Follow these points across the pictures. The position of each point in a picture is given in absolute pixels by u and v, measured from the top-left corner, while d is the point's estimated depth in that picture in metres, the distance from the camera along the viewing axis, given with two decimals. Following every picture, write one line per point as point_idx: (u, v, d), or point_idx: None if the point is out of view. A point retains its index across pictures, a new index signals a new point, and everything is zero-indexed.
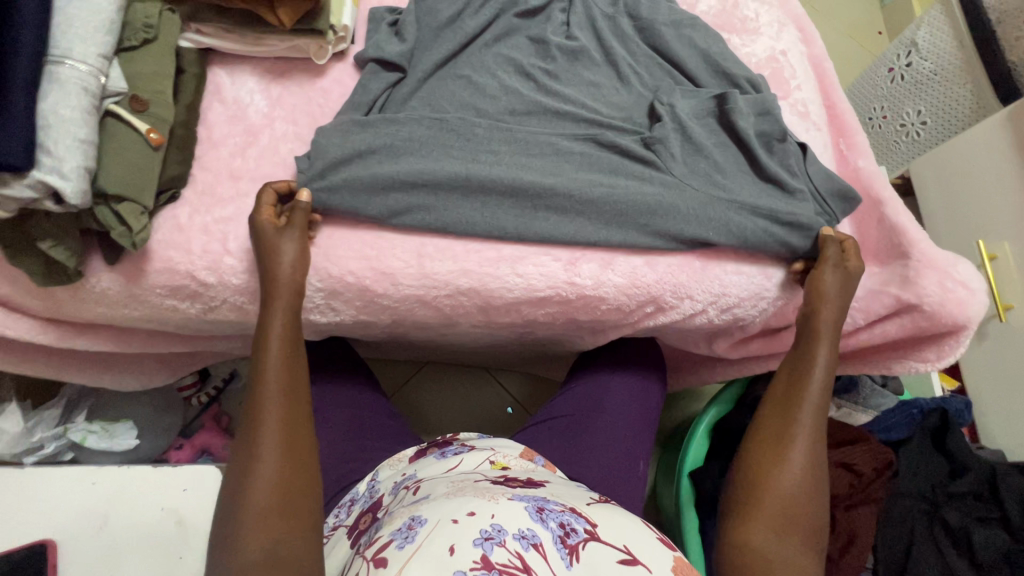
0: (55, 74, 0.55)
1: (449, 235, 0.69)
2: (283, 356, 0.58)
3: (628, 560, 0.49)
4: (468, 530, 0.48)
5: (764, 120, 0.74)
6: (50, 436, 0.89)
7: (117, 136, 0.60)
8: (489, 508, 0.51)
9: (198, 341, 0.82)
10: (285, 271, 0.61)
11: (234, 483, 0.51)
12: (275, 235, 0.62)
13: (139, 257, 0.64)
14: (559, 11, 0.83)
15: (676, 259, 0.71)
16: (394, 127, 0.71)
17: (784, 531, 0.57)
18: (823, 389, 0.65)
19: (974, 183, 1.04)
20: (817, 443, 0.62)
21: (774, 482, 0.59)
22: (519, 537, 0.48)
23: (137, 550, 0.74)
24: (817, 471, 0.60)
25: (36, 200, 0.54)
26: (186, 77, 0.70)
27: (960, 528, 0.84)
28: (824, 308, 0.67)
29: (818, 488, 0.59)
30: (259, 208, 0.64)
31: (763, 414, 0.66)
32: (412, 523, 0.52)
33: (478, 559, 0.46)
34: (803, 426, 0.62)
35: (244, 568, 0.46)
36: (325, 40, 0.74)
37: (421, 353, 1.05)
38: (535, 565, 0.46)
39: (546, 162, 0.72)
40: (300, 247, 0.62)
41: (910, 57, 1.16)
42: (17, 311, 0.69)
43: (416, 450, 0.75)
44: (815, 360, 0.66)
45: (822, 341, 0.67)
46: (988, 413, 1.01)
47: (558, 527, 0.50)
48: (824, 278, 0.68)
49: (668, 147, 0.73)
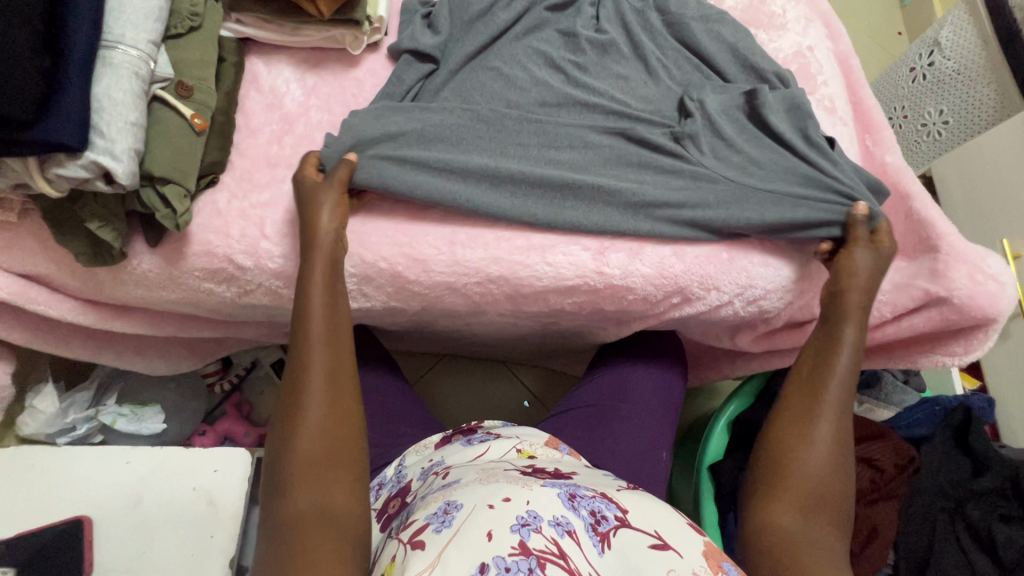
0: (108, 59, 0.57)
1: (479, 223, 0.70)
2: (325, 316, 0.58)
3: (659, 544, 0.48)
4: (505, 516, 0.47)
5: (795, 115, 0.75)
6: (82, 418, 0.91)
7: (163, 120, 0.62)
8: (524, 494, 0.50)
9: (229, 326, 0.84)
10: (325, 231, 0.62)
11: (281, 438, 0.52)
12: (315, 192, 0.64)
13: (180, 240, 0.65)
14: (588, 5, 0.84)
15: (704, 250, 0.71)
16: (425, 117, 0.72)
17: (809, 508, 0.57)
18: (852, 368, 0.65)
19: (999, 182, 1.03)
20: (842, 421, 0.62)
21: (799, 461, 0.59)
22: (553, 524, 0.48)
23: (168, 529, 0.75)
24: (841, 450, 0.60)
25: (87, 180, 0.55)
26: (226, 65, 0.72)
27: (982, 526, 0.82)
28: (855, 290, 0.67)
29: (843, 467, 0.60)
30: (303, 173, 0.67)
31: (789, 391, 0.66)
32: (448, 508, 0.51)
33: (516, 545, 0.45)
34: (831, 406, 0.62)
35: (293, 518, 0.47)
36: (361, 31, 0.75)
37: (442, 345, 1.06)
38: (570, 552, 0.46)
39: (573, 153, 0.73)
40: (335, 209, 0.64)
41: (932, 56, 1.16)
42: (60, 292, 0.71)
43: (442, 436, 0.76)
44: (840, 340, 0.66)
45: (850, 319, 0.66)
46: (1012, 413, 1.01)
47: (590, 514, 0.50)
48: (853, 257, 0.68)
49: (698, 143, 0.73)
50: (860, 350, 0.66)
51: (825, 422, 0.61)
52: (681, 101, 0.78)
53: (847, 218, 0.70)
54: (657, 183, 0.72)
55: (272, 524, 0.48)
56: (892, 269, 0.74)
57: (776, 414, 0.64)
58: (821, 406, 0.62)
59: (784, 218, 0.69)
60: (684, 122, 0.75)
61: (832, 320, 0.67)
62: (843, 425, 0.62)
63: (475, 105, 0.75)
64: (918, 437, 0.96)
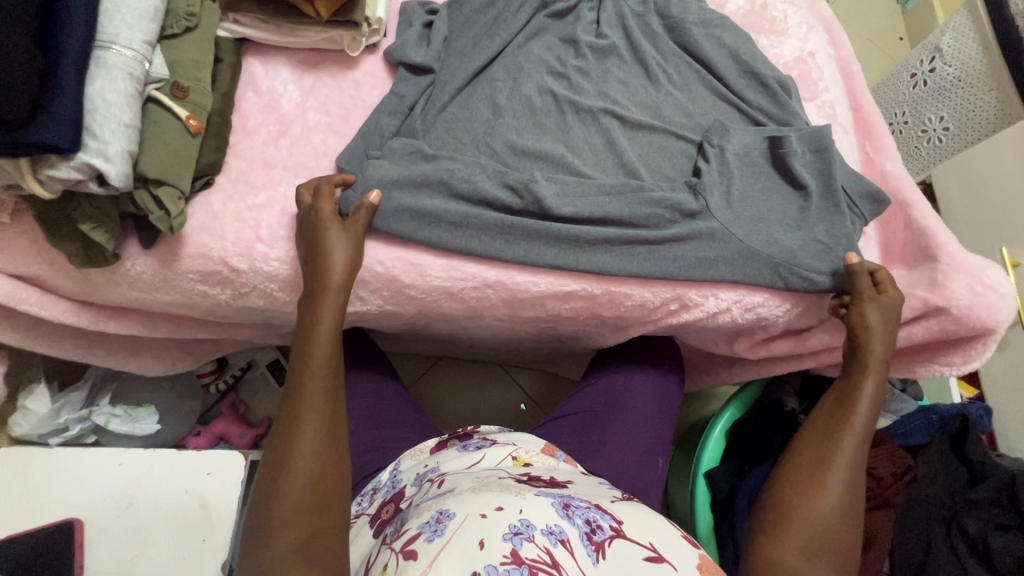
0: (102, 59, 0.56)
1: (477, 258, 0.69)
2: (327, 354, 0.57)
3: (653, 557, 0.48)
4: (498, 525, 0.47)
5: (818, 158, 0.73)
6: (75, 418, 0.91)
7: (157, 121, 0.61)
8: (517, 503, 0.50)
9: (224, 328, 0.83)
10: (336, 264, 0.60)
11: (270, 476, 0.50)
12: (330, 231, 0.61)
13: (174, 242, 0.65)
14: (588, 10, 0.83)
15: (709, 271, 0.70)
16: (436, 149, 0.73)
17: (814, 559, 0.54)
18: (869, 422, 0.63)
19: (998, 189, 1.03)
20: (855, 473, 0.60)
21: (808, 504, 0.57)
22: (547, 533, 0.47)
23: (159, 533, 0.74)
24: (852, 498, 0.58)
25: (80, 182, 0.55)
26: (222, 65, 0.71)
27: (978, 536, 0.83)
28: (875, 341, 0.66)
29: (852, 518, 0.57)
30: (324, 186, 0.64)
31: (802, 437, 0.64)
32: (441, 517, 0.51)
33: (508, 554, 0.45)
34: (845, 456, 0.60)
35: (274, 559, 0.46)
36: (359, 32, 0.75)
37: (439, 347, 1.06)
38: (564, 561, 0.45)
39: (583, 180, 0.71)
40: (350, 245, 0.62)
41: (934, 63, 1.16)
42: (53, 293, 0.70)
43: (438, 441, 0.76)
44: (860, 393, 0.65)
45: (870, 372, 0.65)
46: (1008, 421, 1.01)
47: (584, 523, 0.50)
48: (868, 317, 0.66)
49: (714, 196, 0.71)
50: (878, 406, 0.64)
51: (836, 468, 0.59)
52: (700, 146, 0.75)
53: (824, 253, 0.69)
54: (665, 219, 0.70)
55: (255, 564, 0.47)
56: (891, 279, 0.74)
57: (788, 458, 0.63)
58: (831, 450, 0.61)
59: (782, 253, 0.69)
60: (701, 170, 0.73)
61: (854, 371, 0.66)
62: (856, 473, 0.60)
63: (483, 129, 0.74)
64: (914, 445, 0.95)
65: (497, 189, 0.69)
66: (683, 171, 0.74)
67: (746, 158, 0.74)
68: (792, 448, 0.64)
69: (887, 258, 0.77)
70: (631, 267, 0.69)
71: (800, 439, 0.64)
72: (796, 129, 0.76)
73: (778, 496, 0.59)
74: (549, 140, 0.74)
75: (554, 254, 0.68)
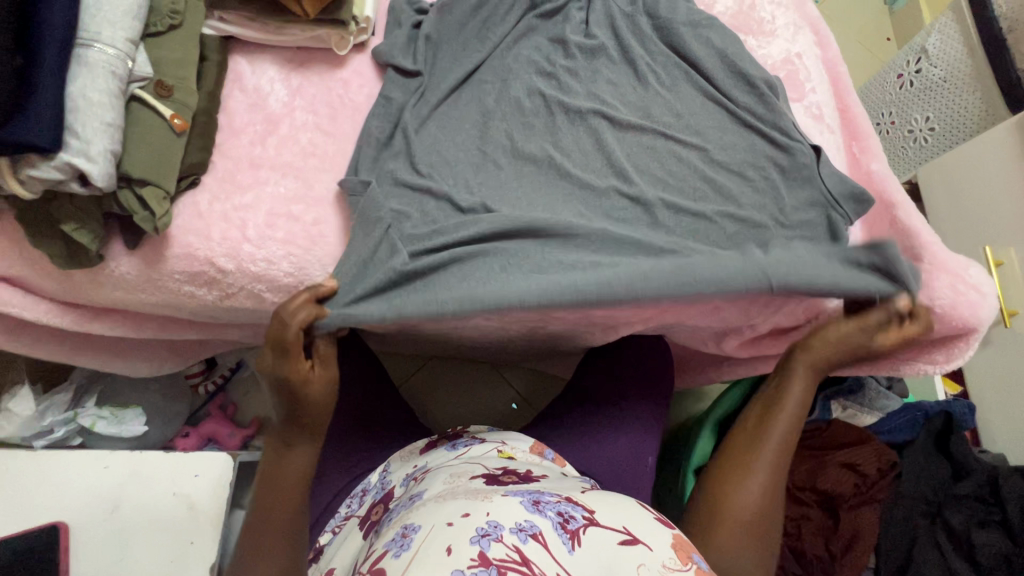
0: (83, 57, 0.55)
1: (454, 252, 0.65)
2: (309, 451, 0.62)
3: (628, 540, 0.48)
4: (464, 531, 0.46)
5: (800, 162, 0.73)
6: (60, 420, 0.89)
7: (141, 121, 0.60)
8: (484, 506, 0.49)
9: (211, 328, 0.83)
10: (311, 410, 0.60)
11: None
12: (312, 388, 0.59)
13: (159, 242, 0.64)
14: (579, 12, 0.83)
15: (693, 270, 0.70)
16: (430, 150, 0.73)
17: (739, 544, 0.63)
18: (799, 413, 0.70)
19: (980, 191, 1.04)
20: (783, 463, 0.68)
21: (741, 497, 0.65)
22: (516, 531, 0.46)
23: (147, 535, 0.74)
24: (778, 490, 0.67)
25: (62, 182, 0.54)
26: (208, 64, 0.71)
27: (962, 530, 0.85)
28: (820, 344, 0.70)
29: (777, 501, 0.67)
30: (294, 329, 0.57)
31: (738, 430, 0.72)
32: (406, 531, 0.50)
33: (475, 556, 0.44)
34: (772, 450, 0.68)
35: None
36: (347, 31, 0.74)
37: (429, 347, 1.06)
38: (535, 557, 0.44)
39: (579, 188, 0.71)
40: (325, 392, 0.61)
41: (920, 64, 1.17)
42: (36, 294, 0.70)
43: (427, 442, 0.76)
44: (787, 389, 0.70)
45: (801, 368, 0.71)
46: (990, 417, 1.03)
47: (557, 514, 0.49)
48: (835, 330, 0.69)
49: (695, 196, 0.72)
50: (805, 402, 0.71)
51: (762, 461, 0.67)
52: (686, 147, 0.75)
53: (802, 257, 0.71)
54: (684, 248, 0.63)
55: None
56: None
57: (723, 451, 0.71)
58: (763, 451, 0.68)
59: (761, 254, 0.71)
60: (687, 172, 0.73)
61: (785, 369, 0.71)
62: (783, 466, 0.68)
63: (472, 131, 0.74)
64: (899, 442, 0.97)
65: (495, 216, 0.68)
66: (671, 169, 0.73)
67: (729, 157, 0.74)
68: (729, 442, 0.71)
69: None
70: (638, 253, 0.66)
71: (734, 436, 0.71)
72: (788, 134, 0.75)
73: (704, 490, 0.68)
74: (536, 139, 0.74)
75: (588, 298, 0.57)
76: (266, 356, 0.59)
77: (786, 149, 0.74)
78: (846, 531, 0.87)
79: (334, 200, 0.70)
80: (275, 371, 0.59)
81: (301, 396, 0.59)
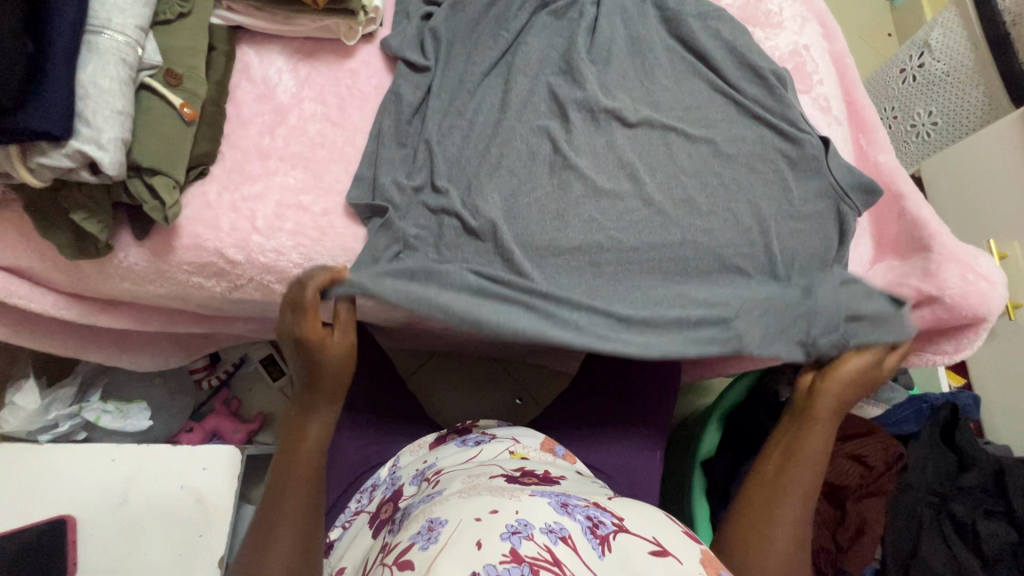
0: (93, 44, 0.55)
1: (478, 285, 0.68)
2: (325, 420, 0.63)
3: (658, 550, 0.46)
4: (494, 526, 0.46)
5: (806, 156, 0.74)
6: (65, 414, 0.88)
7: (151, 109, 0.60)
8: (513, 504, 0.49)
9: (217, 321, 0.82)
10: (327, 370, 0.62)
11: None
12: (329, 354, 0.61)
13: (168, 233, 0.64)
14: (591, 4, 0.82)
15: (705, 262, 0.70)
16: (440, 144, 0.73)
17: None
18: (819, 462, 0.65)
19: (984, 184, 1.04)
20: (805, 513, 0.62)
21: (762, 554, 0.58)
22: (547, 531, 0.46)
23: (155, 529, 0.73)
24: (801, 545, 0.60)
25: (72, 170, 0.54)
26: (216, 54, 0.70)
27: (967, 521, 0.84)
28: (832, 393, 0.66)
29: (800, 562, 0.59)
30: (309, 292, 0.61)
31: (752, 483, 0.65)
32: (433, 525, 0.49)
33: (507, 552, 0.43)
34: (794, 503, 0.62)
35: None
36: (356, 21, 0.74)
37: (434, 341, 1.05)
38: (566, 559, 0.44)
39: (586, 192, 0.71)
40: (345, 352, 0.63)
41: (922, 58, 1.18)
42: (42, 285, 0.69)
43: (436, 436, 0.76)
44: (809, 434, 0.66)
45: (819, 417, 0.66)
46: (993, 409, 1.04)
47: (586, 518, 0.49)
48: (846, 368, 0.67)
49: (704, 180, 0.72)
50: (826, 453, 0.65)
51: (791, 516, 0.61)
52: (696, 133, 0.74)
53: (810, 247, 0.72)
54: (656, 283, 0.70)
55: None
56: (885, 268, 0.76)
57: (739, 501, 0.64)
58: (785, 503, 0.61)
59: (770, 244, 0.71)
60: (694, 158, 0.73)
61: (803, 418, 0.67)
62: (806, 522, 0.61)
63: (483, 123, 0.74)
64: (906, 434, 0.97)
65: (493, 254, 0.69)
66: (678, 154, 0.73)
67: (734, 148, 0.74)
68: (738, 497, 0.65)
69: (880, 248, 0.78)
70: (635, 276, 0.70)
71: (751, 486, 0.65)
72: (791, 125, 0.75)
73: (730, 555, 0.60)
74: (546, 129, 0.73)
75: (576, 336, 0.66)
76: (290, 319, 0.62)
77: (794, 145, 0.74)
78: (853, 524, 0.89)
79: (343, 191, 0.70)
80: (295, 333, 0.61)
81: (318, 360, 0.61)
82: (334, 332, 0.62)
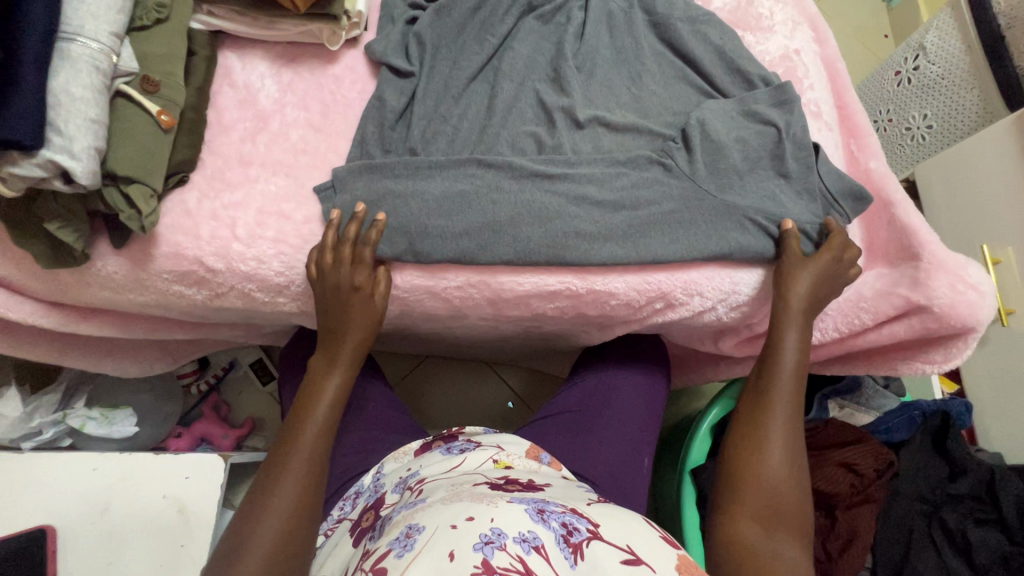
0: (66, 51, 0.54)
1: (469, 264, 0.67)
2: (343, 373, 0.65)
3: (631, 559, 0.45)
4: (468, 536, 0.45)
5: (799, 153, 0.72)
6: (49, 422, 0.88)
7: (127, 117, 0.59)
8: (489, 511, 0.48)
9: (201, 327, 0.82)
10: (356, 323, 0.64)
11: (237, 529, 0.52)
12: (364, 303, 0.64)
13: (146, 242, 0.63)
14: (577, 9, 0.82)
15: (694, 269, 0.69)
16: (424, 149, 0.72)
17: (767, 523, 0.57)
18: (795, 372, 0.67)
19: (978, 189, 1.03)
20: (789, 430, 0.64)
21: (755, 473, 0.61)
22: (520, 540, 0.45)
23: (139, 539, 0.73)
24: (792, 450, 0.63)
25: (45, 179, 0.53)
26: (196, 59, 0.69)
27: (958, 529, 0.84)
28: (793, 299, 0.67)
29: (797, 478, 0.61)
30: (366, 250, 0.64)
31: (740, 410, 0.68)
32: (410, 531, 0.48)
33: (479, 563, 0.43)
34: (778, 419, 0.64)
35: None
36: (339, 26, 0.73)
37: (423, 346, 1.04)
38: (538, 568, 0.43)
39: (573, 204, 0.67)
40: (375, 315, 0.65)
41: (918, 61, 1.16)
42: (22, 294, 0.68)
43: (421, 443, 0.75)
44: (780, 347, 0.67)
45: (789, 323, 0.67)
46: (987, 416, 1.03)
47: (561, 526, 0.48)
48: (793, 276, 0.67)
49: (693, 169, 0.70)
50: (803, 353, 0.67)
51: (776, 432, 0.63)
52: (684, 132, 0.73)
53: (793, 235, 0.68)
54: (651, 182, 0.70)
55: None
56: (875, 276, 0.74)
57: (731, 429, 0.67)
58: (768, 418, 0.64)
59: (766, 246, 0.69)
60: (682, 155, 0.71)
61: (773, 325, 0.68)
62: (792, 439, 0.64)
63: (470, 128, 0.73)
64: (897, 441, 0.95)
65: (487, 202, 0.67)
66: (664, 156, 0.72)
67: (722, 150, 0.71)
68: (732, 426, 0.67)
69: (870, 256, 0.77)
70: (621, 183, 0.69)
71: (736, 418, 0.67)
72: (772, 112, 0.74)
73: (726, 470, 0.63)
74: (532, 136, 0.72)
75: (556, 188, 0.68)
76: (322, 249, 0.64)
77: (788, 136, 0.73)
78: (843, 531, 0.87)
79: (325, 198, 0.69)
80: (342, 280, 0.63)
81: (351, 303, 0.64)
82: (376, 292, 0.65)
